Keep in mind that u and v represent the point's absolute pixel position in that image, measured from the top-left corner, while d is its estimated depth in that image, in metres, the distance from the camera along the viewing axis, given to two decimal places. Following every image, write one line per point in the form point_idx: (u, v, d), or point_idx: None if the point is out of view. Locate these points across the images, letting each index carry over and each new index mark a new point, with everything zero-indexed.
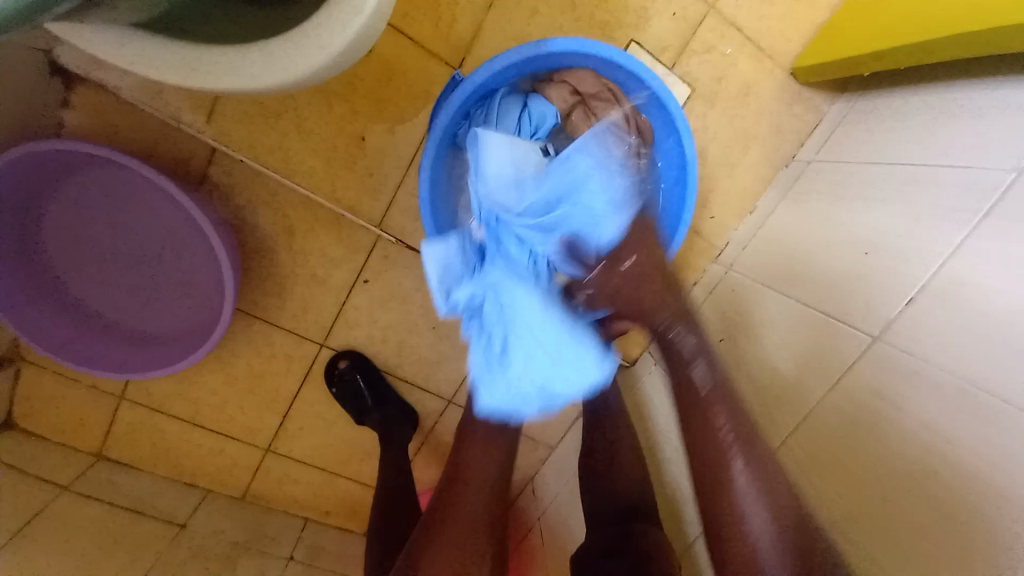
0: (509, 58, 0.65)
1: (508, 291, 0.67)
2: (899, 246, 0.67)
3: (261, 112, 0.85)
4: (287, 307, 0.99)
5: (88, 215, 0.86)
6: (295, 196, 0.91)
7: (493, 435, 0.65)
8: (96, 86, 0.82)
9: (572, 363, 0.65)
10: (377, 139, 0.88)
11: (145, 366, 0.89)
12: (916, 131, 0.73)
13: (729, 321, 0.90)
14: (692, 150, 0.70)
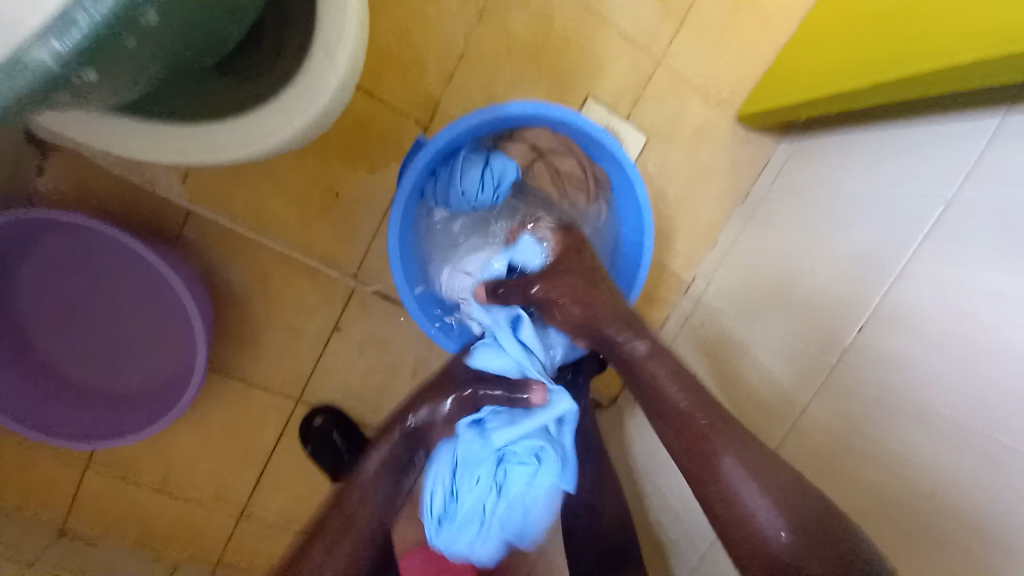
0: (470, 120, 0.68)
1: (539, 477, 0.68)
2: (854, 277, 0.70)
3: (235, 173, 0.88)
4: (262, 362, 0.98)
5: (60, 277, 0.85)
6: (271, 251, 0.92)
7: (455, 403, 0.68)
8: (70, 153, 0.83)
9: None
10: (351, 193, 0.91)
11: (115, 430, 0.85)
12: (853, 171, 0.79)
13: (702, 354, 0.92)
14: (647, 198, 0.73)
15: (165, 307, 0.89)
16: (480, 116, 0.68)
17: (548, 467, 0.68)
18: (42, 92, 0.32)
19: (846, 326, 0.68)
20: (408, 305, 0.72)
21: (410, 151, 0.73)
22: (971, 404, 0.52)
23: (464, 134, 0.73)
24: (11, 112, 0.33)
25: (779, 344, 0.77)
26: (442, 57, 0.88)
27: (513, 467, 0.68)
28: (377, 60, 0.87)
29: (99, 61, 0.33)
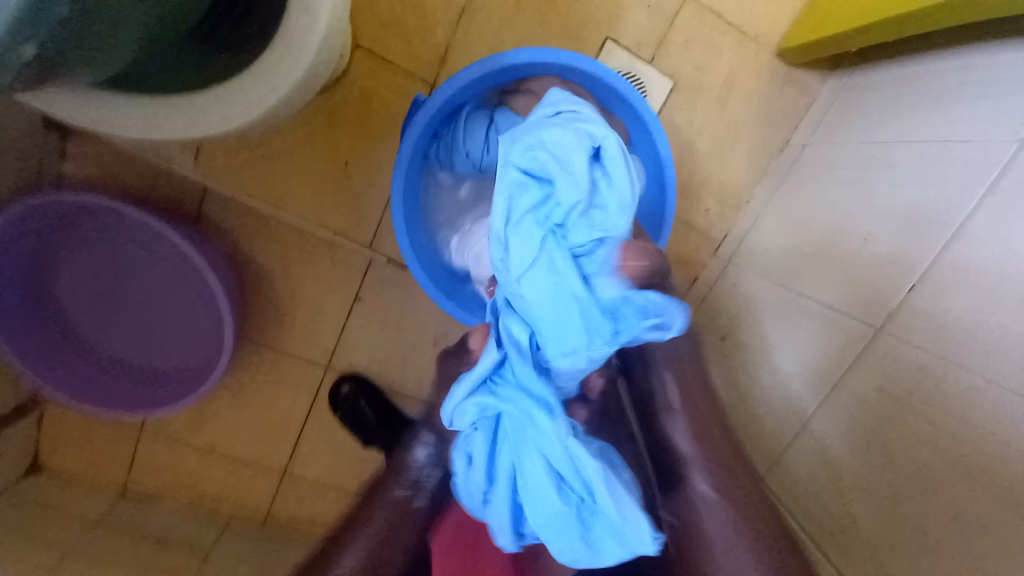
0: (470, 75, 0.63)
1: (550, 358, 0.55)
2: (904, 229, 0.63)
3: (246, 147, 0.86)
4: (288, 335, 1.00)
5: (90, 260, 0.88)
6: (287, 225, 0.92)
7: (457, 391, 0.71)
8: (90, 135, 0.85)
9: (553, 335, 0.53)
10: (360, 162, 0.89)
11: (157, 402, 0.90)
12: (911, 106, 0.69)
13: (732, 316, 0.88)
14: (667, 151, 0.67)
15: (192, 286, 0.92)
16: (481, 69, 0.63)
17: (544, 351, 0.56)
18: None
19: (894, 285, 0.62)
20: (419, 277, 0.71)
21: (409, 112, 0.69)
22: (1018, 364, 0.47)
23: (465, 91, 0.68)
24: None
25: (820, 308, 0.71)
26: (444, 7, 0.82)
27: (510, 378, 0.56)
28: (378, 15, 0.81)
29: (38, 37, 0.31)
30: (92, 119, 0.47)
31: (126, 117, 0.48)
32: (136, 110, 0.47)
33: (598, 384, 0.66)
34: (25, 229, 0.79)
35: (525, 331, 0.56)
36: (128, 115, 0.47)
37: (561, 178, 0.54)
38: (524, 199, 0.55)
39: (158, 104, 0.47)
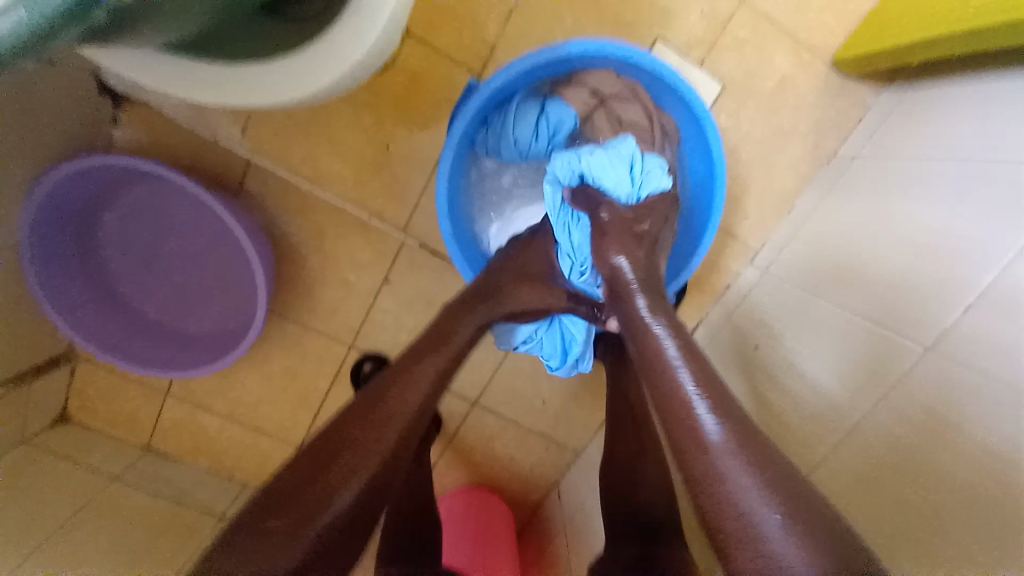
0: (527, 62, 0.63)
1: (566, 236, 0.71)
2: (958, 246, 0.61)
3: (291, 123, 0.88)
4: (317, 311, 1.02)
5: (133, 222, 0.91)
6: (324, 203, 0.93)
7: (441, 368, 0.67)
8: (141, 103, 0.87)
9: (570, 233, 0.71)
10: (402, 146, 0.89)
11: (188, 366, 0.92)
12: (968, 124, 0.67)
13: (765, 325, 0.86)
14: (719, 149, 0.66)
15: (230, 257, 0.94)
16: (538, 56, 0.63)
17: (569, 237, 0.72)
18: (76, 9, 0.32)
19: (941, 309, 0.61)
20: (460, 262, 0.72)
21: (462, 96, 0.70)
22: None
23: (519, 77, 0.68)
24: (55, 42, 0.33)
25: (858, 324, 0.70)
26: None
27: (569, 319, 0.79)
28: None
29: None
30: (164, 82, 0.48)
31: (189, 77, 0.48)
32: (207, 76, 0.48)
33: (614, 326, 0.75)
34: (75, 188, 0.81)
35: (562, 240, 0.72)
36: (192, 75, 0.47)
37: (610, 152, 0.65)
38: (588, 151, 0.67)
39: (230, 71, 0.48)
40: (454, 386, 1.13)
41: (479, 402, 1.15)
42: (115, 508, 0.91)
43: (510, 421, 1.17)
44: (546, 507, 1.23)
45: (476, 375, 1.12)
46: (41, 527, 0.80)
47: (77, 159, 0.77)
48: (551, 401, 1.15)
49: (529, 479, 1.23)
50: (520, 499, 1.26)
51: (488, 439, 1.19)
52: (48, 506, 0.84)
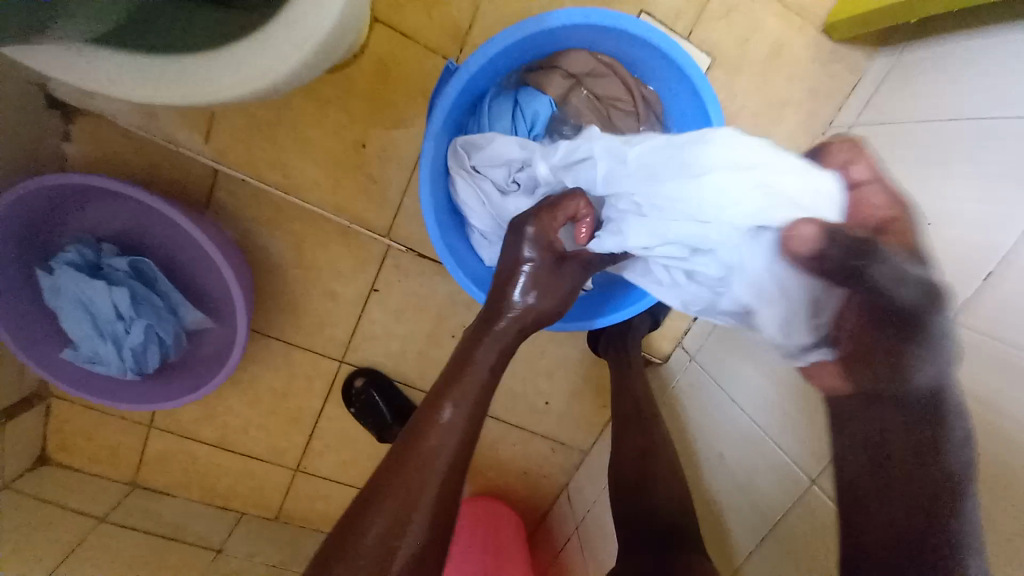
0: (504, 41, 0.64)
1: (77, 291, 0.78)
2: (918, 203, 0.62)
3: (259, 129, 0.82)
4: (301, 325, 0.97)
5: (105, 238, 0.83)
6: (304, 213, 0.88)
7: (92, 341, 0.79)
8: (91, 117, 0.80)
9: (74, 291, 0.78)
10: (377, 144, 0.84)
11: (154, 397, 0.87)
12: (958, 94, 0.65)
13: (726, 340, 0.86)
14: (719, 114, 0.67)
15: (197, 278, 0.88)
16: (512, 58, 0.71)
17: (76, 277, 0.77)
18: None
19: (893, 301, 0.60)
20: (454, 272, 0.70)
21: (439, 82, 0.69)
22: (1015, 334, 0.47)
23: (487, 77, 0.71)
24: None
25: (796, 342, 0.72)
26: None
27: (105, 260, 0.80)
28: None
29: None
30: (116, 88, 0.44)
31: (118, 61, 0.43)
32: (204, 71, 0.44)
33: (68, 256, 0.78)
34: (18, 218, 0.74)
35: (79, 268, 0.78)
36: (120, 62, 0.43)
37: (96, 316, 0.79)
38: (95, 316, 0.79)
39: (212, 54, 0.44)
40: None
41: None
42: (105, 549, 0.87)
43: (514, 426, 1.13)
44: (557, 513, 1.19)
45: None
46: (39, 565, 0.79)
47: (63, 176, 0.72)
48: (554, 400, 1.11)
49: (537, 484, 1.19)
50: (530, 504, 1.21)
51: (491, 445, 1.14)
52: (37, 540, 0.83)
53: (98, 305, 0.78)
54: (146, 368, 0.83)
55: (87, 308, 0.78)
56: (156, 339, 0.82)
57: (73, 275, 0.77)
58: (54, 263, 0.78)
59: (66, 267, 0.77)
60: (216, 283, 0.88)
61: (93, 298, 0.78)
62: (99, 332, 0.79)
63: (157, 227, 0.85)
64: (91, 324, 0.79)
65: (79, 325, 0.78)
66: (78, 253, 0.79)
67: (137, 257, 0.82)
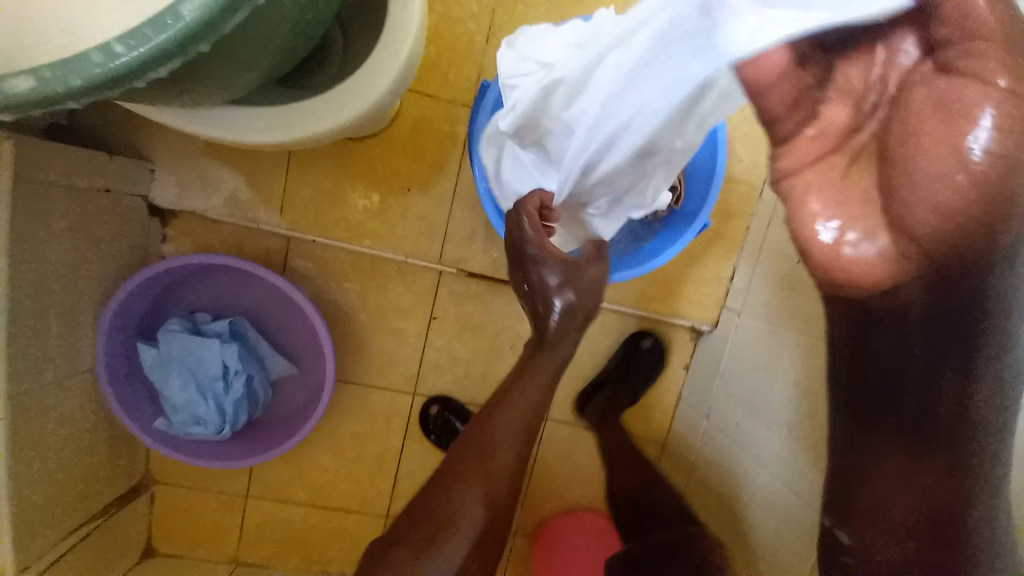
0: None
1: (184, 354, 0.89)
2: None
3: (321, 196, 0.96)
4: (374, 365, 1.05)
5: (203, 309, 0.96)
6: (365, 260, 1.00)
7: (195, 404, 0.89)
8: (183, 217, 0.96)
9: (181, 355, 0.89)
10: (419, 187, 0.98)
11: (251, 453, 0.94)
12: None
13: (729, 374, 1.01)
14: None
15: (281, 335, 0.99)
16: None
17: (181, 342, 0.89)
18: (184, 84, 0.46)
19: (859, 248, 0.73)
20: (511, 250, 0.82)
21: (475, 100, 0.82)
22: None
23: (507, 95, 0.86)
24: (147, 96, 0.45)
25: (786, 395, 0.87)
26: (475, 43, 0.95)
27: (206, 323, 0.92)
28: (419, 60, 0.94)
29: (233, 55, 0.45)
30: (214, 129, 0.60)
31: (241, 130, 0.61)
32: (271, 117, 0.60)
33: (171, 326, 0.90)
34: (135, 300, 0.88)
35: (183, 333, 0.90)
36: (240, 124, 0.60)
37: (200, 375, 0.89)
38: (199, 376, 0.89)
39: (299, 103, 0.61)
40: None
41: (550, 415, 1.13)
42: None
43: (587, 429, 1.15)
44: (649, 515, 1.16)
45: None
46: None
47: (175, 260, 0.87)
48: None
49: None
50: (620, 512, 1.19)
51: (569, 455, 1.15)
52: None
53: (202, 364, 0.89)
54: (242, 424, 0.92)
55: (193, 370, 0.89)
56: (251, 393, 0.92)
57: (179, 341, 0.88)
58: (162, 333, 0.89)
59: (172, 335, 0.89)
60: (300, 336, 0.99)
61: (198, 360, 0.89)
62: (202, 391, 0.89)
63: (245, 294, 0.98)
64: (196, 383, 0.88)
65: (186, 388, 0.88)
66: (181, 322, 0.91)
67: (232, 319, 0.94)
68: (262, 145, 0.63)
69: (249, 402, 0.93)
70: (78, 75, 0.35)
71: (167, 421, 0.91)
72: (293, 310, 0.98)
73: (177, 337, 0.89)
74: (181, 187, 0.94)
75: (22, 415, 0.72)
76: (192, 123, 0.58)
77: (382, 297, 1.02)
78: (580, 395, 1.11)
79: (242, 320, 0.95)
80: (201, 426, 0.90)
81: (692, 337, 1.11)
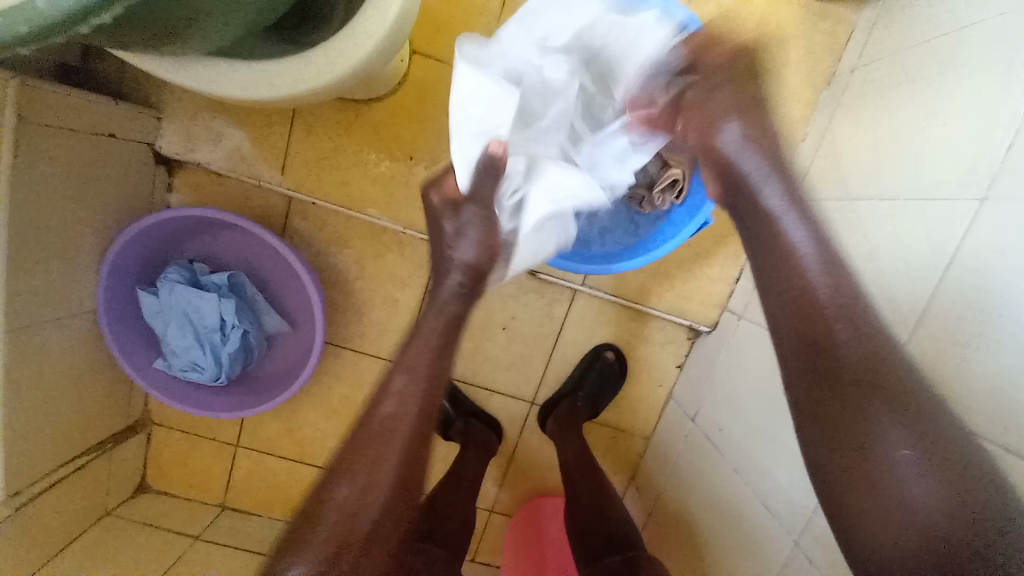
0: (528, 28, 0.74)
1: (183, 303, 0.90)
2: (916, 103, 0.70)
3: (323, 157, 0.95)
4: (367, 331, 1.06)
5: (204, 261, 0.98)
6: (363, 226, 0.99)
7: (192, 353, 0.91)
8: (189, 168, 0.97)
9: (180, 303, 0.90)
10: (422, 156, 0.96)
11: (243, 405, 0.97)
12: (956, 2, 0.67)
13: (726, 370, 0.96)
14: None
15: (278, 294, 1.00)
16: None
17: (180, 290, 0.90)
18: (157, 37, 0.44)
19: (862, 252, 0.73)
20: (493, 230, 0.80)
21: None
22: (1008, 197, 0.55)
23: None
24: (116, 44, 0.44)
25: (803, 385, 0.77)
26: (490, 8, 0.90)
27: (204, 274, 0.94)
28: (431, 23, 0.90)
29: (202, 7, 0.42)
30: (202, 82, 0.59)
31: (229, 84, 0.59)
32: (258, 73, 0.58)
33: (172, 274, 0.92)
34: (138, 246, 0.90)
35: (183, 282, 0.91)
36: (228, 77, 0.58)
37: (198, 325, 0.91)
38: (197, 326, 0.91)
39: (287, 60, 0.58)
40: (507, 387, 1.11)
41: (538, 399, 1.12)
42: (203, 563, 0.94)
43: None
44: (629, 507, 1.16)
45: (529, 372, 1.10)
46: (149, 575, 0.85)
47: (177, 211, 0.87)
48: None
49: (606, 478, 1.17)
50: None
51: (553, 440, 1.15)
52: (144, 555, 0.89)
53: (200, 314, 0.91)
54: (236, 375, 0.94)
55: (191, 318, 0.91)
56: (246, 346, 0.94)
57: (178, 289, 0.90)
58: (162, 280, 0.91)
59: (171, 283, 0.90)
60: (296, 297, 1.00)
61: (196, 310, 0.91)
62: (200, 340, 0.91)
63: (246, 251, 0.99)
64: (193, 331, 0.91)
65: (184, 335, 0.90)
66: (180, 271, 0.92)
67: (232, 272, 0.95)
68: (251, 102, 0.62)
69: (244, 356, 0.95)
70: (27, 20, 0.34)
71: (166, 365, 0.94)
72: (290, 271, 0.99)
73: (177, 285, 0.90)
74: (186, 137, 0.94)
75: (27, 348, 0.75)
76: (180, 73, 0.57)
77: (378, 265, 1.02)
78: (569, 383, 1.09)
79: (241, 275, 0.96)
80: (196, 372, 0.92)
81: (689, 334, 1.08)
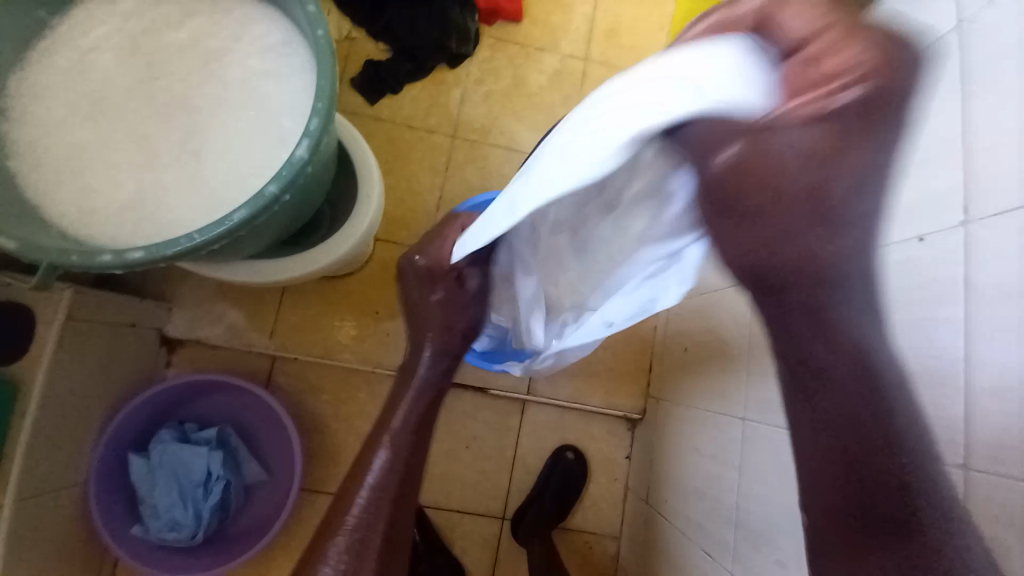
0: None
1: (172, 460, 1.00)
2: None
3: (304, 322, 1.18)
4: (342, 470, 1.16)
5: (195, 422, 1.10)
6: (338, 372, 1.18)
7: (173, 512, 0.98)
8: (187, 345, 1.16)
9: (169, 462, 1.00)
10: (385, 310, 1.21)
11: (218, 562, 1.01)
12: None
13: (668, 441, 1.11)
14: None
15: (261, 445, 1.12)
16: None
17: (171, 448, 1.01)
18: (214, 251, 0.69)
19: None
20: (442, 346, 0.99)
21: None
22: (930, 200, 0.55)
23: None
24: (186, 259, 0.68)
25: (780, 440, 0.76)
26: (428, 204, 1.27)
27: (194, 431, 1.05)
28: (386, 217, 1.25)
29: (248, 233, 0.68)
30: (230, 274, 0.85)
31: (249, 274, 0.86)
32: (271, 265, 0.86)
33: (164, 435, 1.03)
34: (137, 414, 1.03)
35: (174, 441, 1.02)
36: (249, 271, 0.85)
37: (183, 481, 1.00)
38: (183, 482, 1.00)
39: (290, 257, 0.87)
40: (477, 505, 1.20)
41: (507, 513, 1.20)
42: None
43: None
44: None
45: (494, 486, 1.21)
46: None
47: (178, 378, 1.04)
48: None
49: None
50: None
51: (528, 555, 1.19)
52: None
53: (187, 470, 1.00)
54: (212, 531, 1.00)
55: (178, 475, 1.00)
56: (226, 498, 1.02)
57: (169, 447, 1.01)
58: (155, 441, 1.02)
59: (163, 443, 1.02)
60: (278, 444, 1.12)
61: (183, 467, 1.01)
62: (184, 497, 0.99)
63: (234, 408, 1.13)
64: (178, 488, 0.99)
65: (168, 493, 0.99)
66: (173, 431, 1.04)
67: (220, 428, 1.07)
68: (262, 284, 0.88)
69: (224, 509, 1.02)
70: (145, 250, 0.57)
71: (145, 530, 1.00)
72: (274, 420, 1.12)
73: (169, 444, 1.02)
74: (188, 321, 1.16)
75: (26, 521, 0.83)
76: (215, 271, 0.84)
77: (351, 404, 1.18)
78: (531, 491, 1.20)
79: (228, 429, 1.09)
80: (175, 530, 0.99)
81: (626, 427, 1.26)
